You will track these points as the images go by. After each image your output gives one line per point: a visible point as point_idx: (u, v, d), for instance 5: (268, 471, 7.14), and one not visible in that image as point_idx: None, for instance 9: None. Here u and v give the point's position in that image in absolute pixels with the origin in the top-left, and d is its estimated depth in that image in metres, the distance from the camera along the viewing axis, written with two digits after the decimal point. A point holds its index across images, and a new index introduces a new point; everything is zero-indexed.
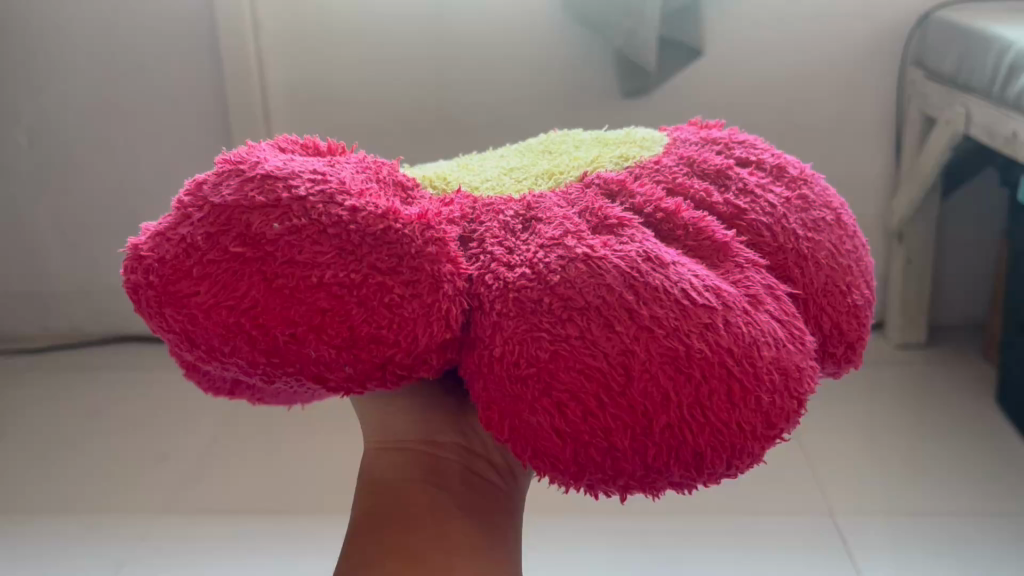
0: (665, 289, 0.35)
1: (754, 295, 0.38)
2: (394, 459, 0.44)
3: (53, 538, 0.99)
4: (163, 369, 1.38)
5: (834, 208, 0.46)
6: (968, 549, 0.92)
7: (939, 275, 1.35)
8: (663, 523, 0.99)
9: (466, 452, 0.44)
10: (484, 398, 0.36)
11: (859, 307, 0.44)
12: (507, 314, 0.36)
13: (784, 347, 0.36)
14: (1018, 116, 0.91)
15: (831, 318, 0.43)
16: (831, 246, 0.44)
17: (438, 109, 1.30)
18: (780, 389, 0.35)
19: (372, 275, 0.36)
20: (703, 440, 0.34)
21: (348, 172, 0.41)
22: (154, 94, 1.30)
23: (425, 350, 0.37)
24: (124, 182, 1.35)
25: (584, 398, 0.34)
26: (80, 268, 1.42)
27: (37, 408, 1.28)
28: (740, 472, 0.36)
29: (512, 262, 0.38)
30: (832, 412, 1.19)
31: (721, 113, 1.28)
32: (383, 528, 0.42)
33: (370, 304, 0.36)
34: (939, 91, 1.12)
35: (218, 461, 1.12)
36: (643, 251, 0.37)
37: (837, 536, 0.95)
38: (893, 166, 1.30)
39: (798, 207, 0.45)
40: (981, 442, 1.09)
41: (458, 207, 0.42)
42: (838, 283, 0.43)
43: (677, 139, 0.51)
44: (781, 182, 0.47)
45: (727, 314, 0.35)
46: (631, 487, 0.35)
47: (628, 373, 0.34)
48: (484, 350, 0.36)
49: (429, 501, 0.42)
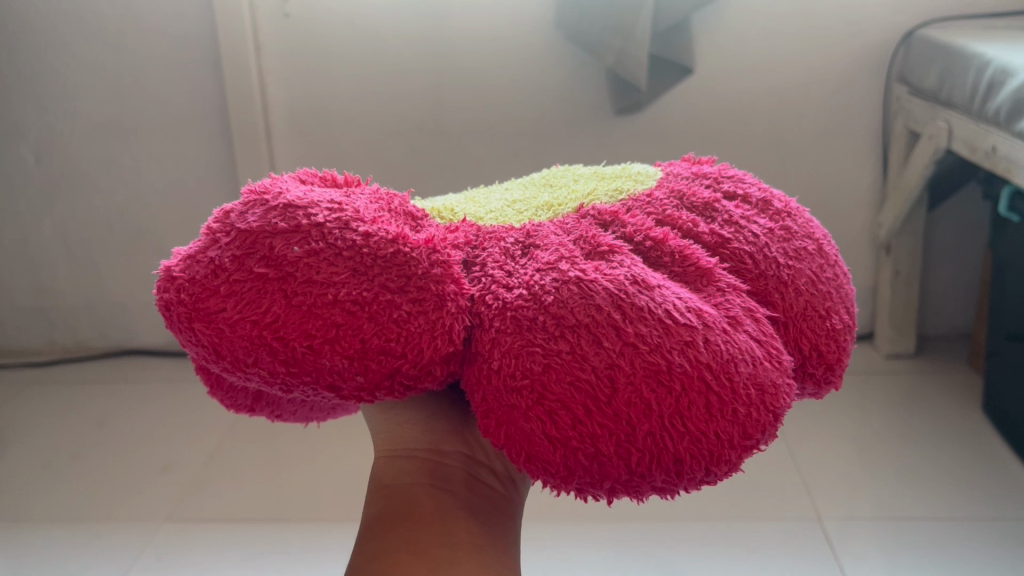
0: (650, 309, 0.38)
1: (734, 317, 0.40)
2: (402, 467, 0.47)
3: (60, 546, 1.01)
4: (166, 382, 1.41)
5: (816, 239, 0.49)
6: (952, 553, 0.94)
7: (926, 288, 1.38)
8: (657, 528, 1.01)
9: (469, 459, 0.48)
10: (483, 407, 0.39)
11: (838, 330, 0.46)
12: (505, 330, 0.39)
13: (760, 364, 0.39)
14: (997, 130, 0.94)
15: (811, 340, 0.45)
16: (810, 273, 0.47)
17: (436, 127, 1.33)
18: (756, 403, 0.37)
19: (382, 294, 0.39)
20: (684, 447, 0.36)
21: (361, 202, 0.44)
22: (159, 113, 1.33)
23: (430, 363, 0.40)
24: (129, 199, 1.38)
25: (574, 405, 0.36)
26: (85, 283, 1.45)
27: (42, 419, 1.30)
28: (719, 480, 0.38)
29: (510, 284, 0.41)
30: (822, 420, 1.22)
31: (712, 129, 1.31)
32: (392, 527, 0.43)
33: (380, 320, 0.38)
34: (923, 107, 1.15)
35: (221, 471, 1.15)
36: (631, 275, 0.40)
37: (825, 541, 0.97)
38: (881, 181, 1.34)
39: (780, 237, 0.48)
40: (967, 450, 1.12)
41: (463, 234, 0.45)
42: (816, 308, 0.46)
43: (670, 174, 0.54)
44: (765, 215, 0.50)
45: (706, 333, 0.38)
46: (618, 492, 0.38)
47: (614, 384, 0.36)
48: (484, 363, 0.39)
49: (433, 502, 0.44)
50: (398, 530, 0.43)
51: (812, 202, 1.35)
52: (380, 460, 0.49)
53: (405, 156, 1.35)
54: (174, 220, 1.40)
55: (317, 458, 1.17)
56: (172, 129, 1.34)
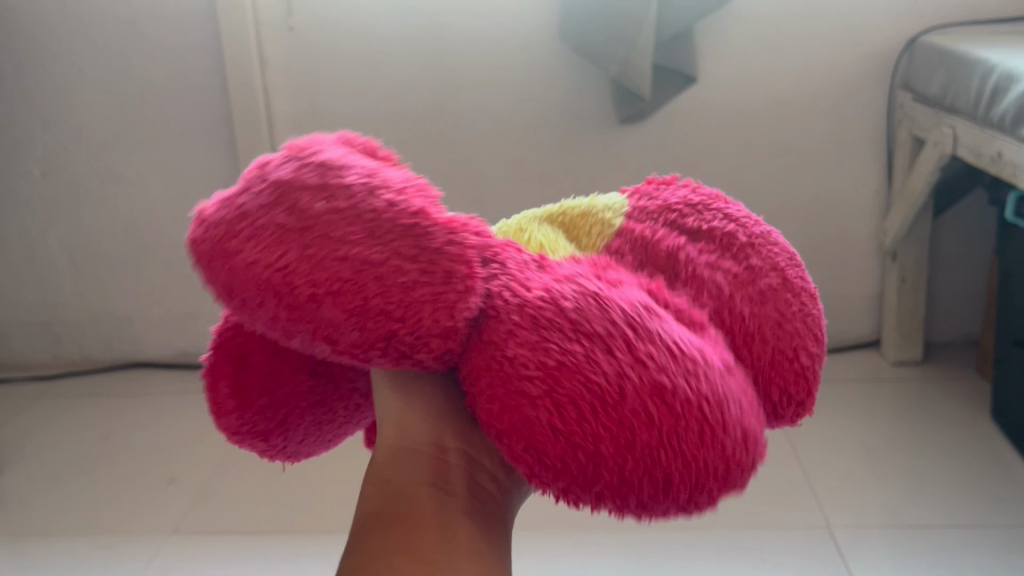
0: (657, 335, 0.38)
1: (726, 359, 0.41)
2: (405, 462, 0.47)
3: (66, 559, 1.01)
4: (172, 394, 1.41)
5: (802, 294, 0.50)
6: (963, 560, 0.94)
7: (932, 294, 1.38)
8: (665, 538, 1.01)
9: (470, 462, 0.47)
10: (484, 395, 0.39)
11: (805, 372, 0.48)
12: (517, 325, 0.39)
13: (748, 411, 0.39)
14: (1003, 135, 0.93)
15: (779, 387, 0.47)
16: (787, 320, 0.48)
17: (440, 139, 1.33)
18: (741, 444, 0.38)
19: (406, 266, 0.38)
20: (670, 467, 0.37)
21: (394, 173, 0.43)
22: (165, 127, 1.33)
23: (437, 341, 0.39)
24: (135, 212, 1.39)
25: (557, 396, 0.37)
26: (91, 297, 1.45)
27: (48, 432, 1.31)
28: (690, 510, 0.39)
29: (532, 283, 0.41)
30: (830, 427, 1.21)
31: (716, 137, 1.31)
32: (392, 526, 0.43)
33: (398, 290, 0.38)
34: (927, 113, 1.15)
35: (227, 483, 1.15)
36: (642, 303, 0.40)
37: (835, 549, 0.97)
38: (885, 188, 1.33)
39: (761, 286, 0.49)
40: (977, 456, 1.12)
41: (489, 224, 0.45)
42: (789, 354, 0.47)
43: (633, 209, 0.55)
44: (730, 255, 0.51)
45: (706, 367, 0.39)
46: (601, 502, 0.38)
47: (622, 395, 0.37)
48: (489, 350, 0.39)
49: (434, 501, 0.44)
50: (396, 528, 0.43)
51: (817, 210, 1.35)
52: (383, 453, 0.48)
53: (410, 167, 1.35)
54: (180, 233, 1.40)
55: (323, 469, 1.16)
56: (177, 143, 1.34)
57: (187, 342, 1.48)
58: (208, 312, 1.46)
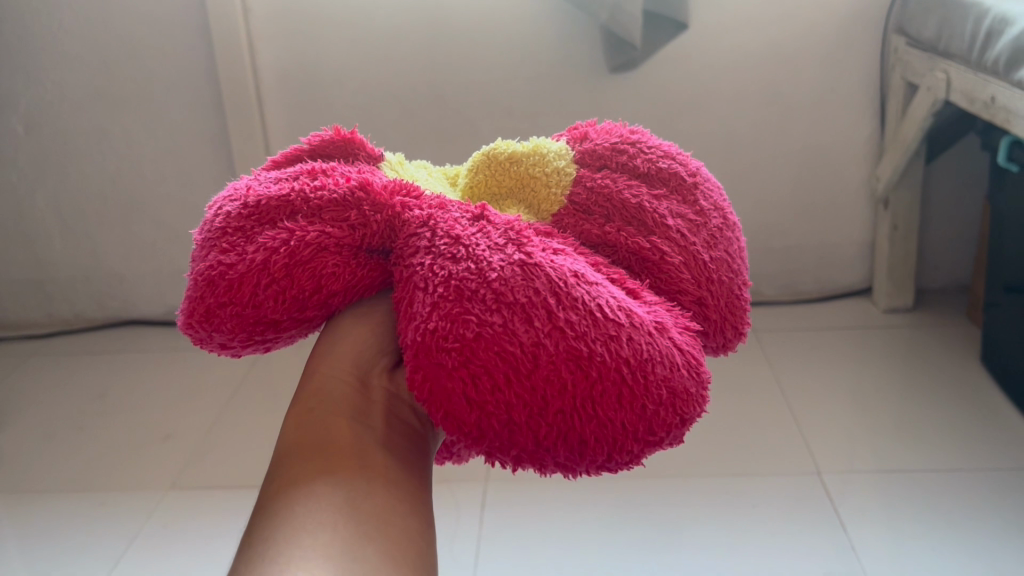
0: (587, 353, 0.40)
1: (581, 353, 0.40)
2: (324, 411, 0.44)
3: (66, 515, 1.02)
4: (165, 350, 1.41)
5: (589, 309, 0.42)
6: (952, 503, 0.95)
7: (924, 241, 1.38)
8: (660, 486, 1.02)
9: (385, 400, 0.46)
10: (478, 368, 0.39)
11: (636, 403, 0.41)
12: (545, 332, 0.41)
13: (598, 359, 0.40)
14: (997, 79, 0.92)
15: (590, 429, 0.40)
16: (581, 350, 0.40)
17: (430, 90, 1.32)
18: (580, 413, 0.40)
19: (550, 298, 0.42)
20: (573, 403, 0.40)
21: (567, 255, 0.47)
22: (150, 81, 1.31)
23: (518, 306, 0.41)
24: (122, 168, 1.38)
25: (626, 440, 0.41)
26: (81, 254, 1.45)
27: (41, 390, 1.31)
28: (499, 450, 0.40)
29: (592, 311, 0.42)
30: (820, 373, 1.22)
31: (707, 85, 1.30)
32: (330, 452, 0.41)
33: (526, 303, 0.41)
34: (921, 58, 1.14)
35: (224, 438, 1.15)
36: (552, 288, 0.42)
37: (826, 494, 0.98)
38: (878, 135, 1.33)
39: (520, 271, 0.43)
40: (965, 401, 1.13)
41: (570, 269, 0.44)
42: (591, 387, 0.40)
43: (267, 177, 0.52)
44: (510, 243, 0.45)
45: (631, 331, 0.42)
46: (522, 462, 0.41)
47: (537, 360, 0.40)
48: (518, 346, 0.40)
49: (345, 425, 0.43)
50: (301, 436, 0.42)
51: (810, 157, 1.34)
52: (318, 387, 0.46)
53: (400, 119, 1.34)
54: (169, 190, 1.39)
55: None
56: (162, 97, 1.32)
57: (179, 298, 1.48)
58: None
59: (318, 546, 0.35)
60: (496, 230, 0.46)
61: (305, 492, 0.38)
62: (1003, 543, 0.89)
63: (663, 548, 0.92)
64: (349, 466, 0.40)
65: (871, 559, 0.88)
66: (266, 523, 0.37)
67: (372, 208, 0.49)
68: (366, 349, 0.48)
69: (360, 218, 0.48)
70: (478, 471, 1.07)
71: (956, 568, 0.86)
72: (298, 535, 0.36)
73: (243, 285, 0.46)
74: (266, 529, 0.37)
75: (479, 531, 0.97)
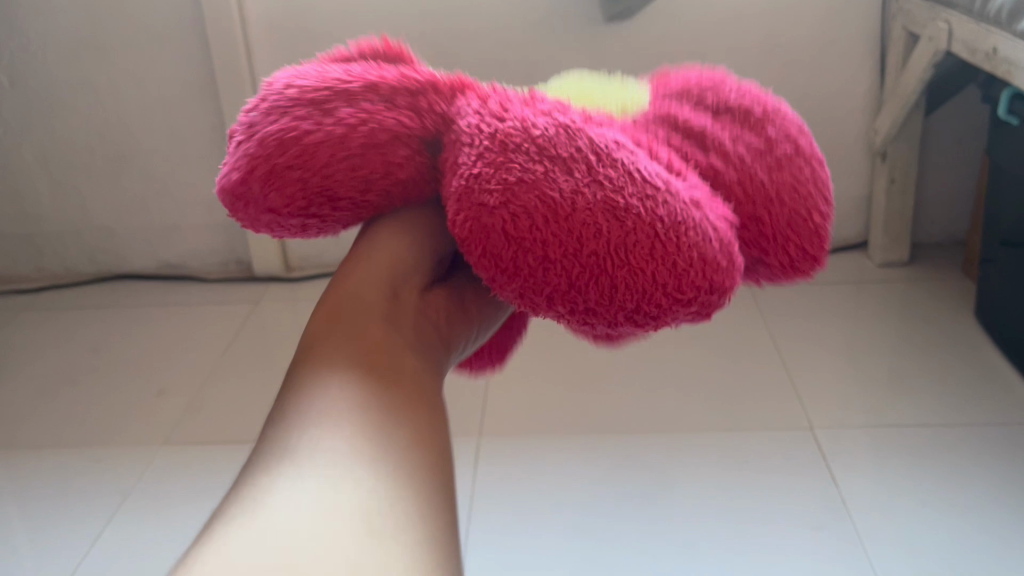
0: (620, 206, 0.44)
1: (614, 204, 0.44)
2: (353, 306, 0.46)
3: (60, 470, 1.03)
4: (157, 304, 1.40)
5: (626, 169, 0.46)
6: (944, 458, 0.96)
7: (921, 194, 1.37)
8: (653, 441, 1.02)
9: (410, 309, 0.49)
10: (517, 208, 0.44)
11: (665, 260, 0.44)
12: (583, 184, 0.45)
13: (630, 211, 0.44)
14: (999, 31, 0.90)
15: (620, 274, 0.44)
16: (613, 203, 0.44)
17: (422, 40, 1.29)
18: (608, 257, 0.44)
19: (589, 157, 0.46)
20: (604, 249, 0.44)
21: (610, 127, 0.51)
22: (135, 30, 1.28)
23: (556, 161, 0.45)
24: (109, 120, 1.35)
25: (654, 291, 0.44)
26: (70, 208, 1.43)
27: (33, 344, 1.30)
28: (532, 287, 0.45)
29: (629, 172, 0.46)
30: (814, 328, 1.22)
31: (704, 35, 1.28)
32: (360, 342, 0.44)
33: (565, 157, 0.46)
34: (923, 8, 1.12)
35: (216, 394, 1.15)
36: (592, 147, 0.46)
37: (817, 448, 0.99)
38: (877, 86, 1.31)
39: (563, 132, 0.47)
40: (959, 356, 1.13)
41: (615, 137, 0.48)
42: (619, 237, 0.44)
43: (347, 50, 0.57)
44: (555, 109, 0.49)
45: (668, 195, 0.45)
46: (553, 304, 0.45)
47: (573, 206, 0.44)
48: (557, 190, 0.44)
49: (376, 321, 0.46)
50: (330, 326, 0.45)
51: (807, 110, 1.32)
52: (353, 282, 0.49)
53: None
54: (157, 142, 1.37)
55: None
56: (148, 48, 1.30)
57: (170, 253, 1.46)
58: (189, 221, 1.44)
59: (338, 454, 0.37)
60: (542, 103, 0.50)
61: (327, 394, 0.40)
62: (993, 501, 0.89)
63: (656, 503, 0.93)
64: (376, 364, 0.43)
65: (862, 516, 0.89)
66: (285, 424, 0.39)
67: (429, 82, 0.53)
68: (406, 258, 0.51)
69: (415, 85, 0.52)
70: (472, 428, 1.07)
71: (945, 526, 0.87)
72: (320, 433, 0.38)
73: (317, 153, 0.49)
74: (283, 430, 0.38)
75: (472, 488, 0.97)
